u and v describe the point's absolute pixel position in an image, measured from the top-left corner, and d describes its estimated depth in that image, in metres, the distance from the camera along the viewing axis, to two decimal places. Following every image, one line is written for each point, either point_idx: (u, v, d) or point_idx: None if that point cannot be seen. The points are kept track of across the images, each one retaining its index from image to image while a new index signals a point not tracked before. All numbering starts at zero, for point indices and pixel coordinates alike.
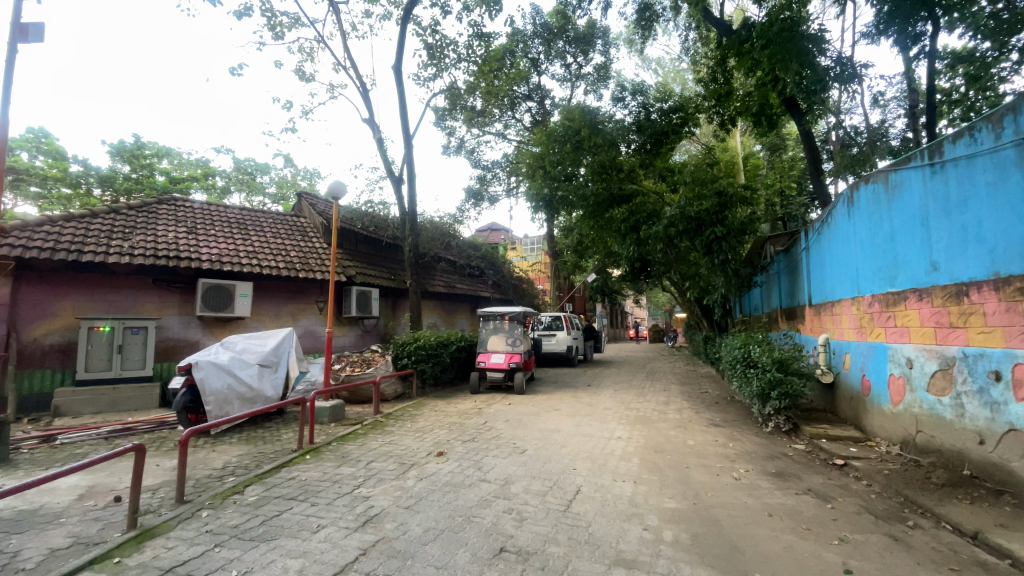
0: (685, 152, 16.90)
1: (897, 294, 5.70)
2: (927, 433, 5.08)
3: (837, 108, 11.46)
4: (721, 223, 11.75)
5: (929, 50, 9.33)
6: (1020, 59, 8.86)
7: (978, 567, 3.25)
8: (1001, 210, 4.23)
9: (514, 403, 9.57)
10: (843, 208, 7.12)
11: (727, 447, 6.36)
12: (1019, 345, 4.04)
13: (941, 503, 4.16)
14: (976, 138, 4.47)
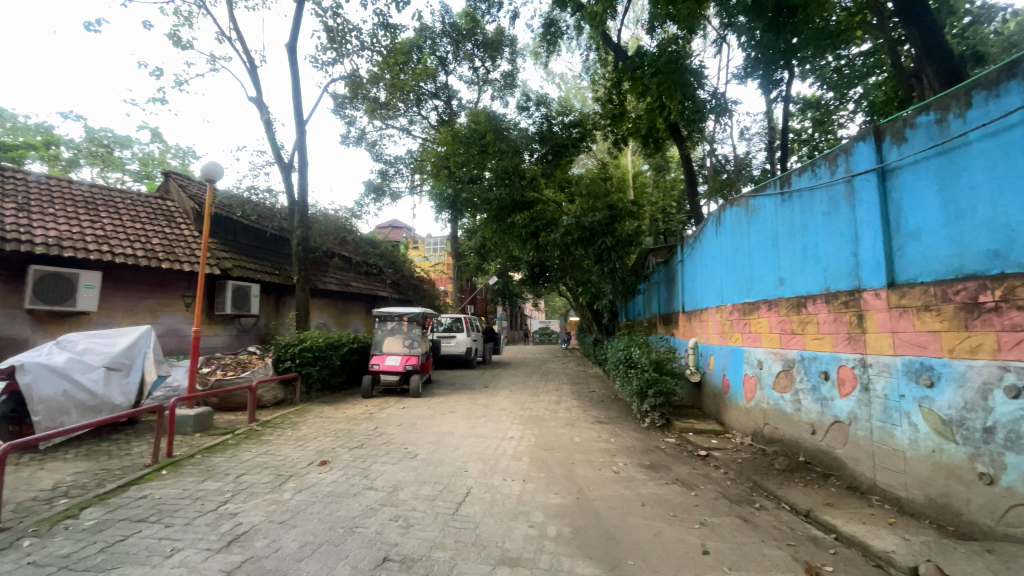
0: (582, 165, 17.84)
1: (751, 304, 6.53)
2: (772, 425, 5.88)
3: (713, 138, 12.87)
4: (611, 234, 12.61)
5: (785, 95, 10.87)
6: (854, 109, 10.72)
7: (809, 541, 3.79)
8: (833, 235, 4.99)
9: (408, 407, 9.31)
10: (712, 227, 7.99)
11: (609, 442, 6.79)
12: (843, 350, 4.80)
13: (782, 487, 4.81)
14: (817, 174, 5.24)
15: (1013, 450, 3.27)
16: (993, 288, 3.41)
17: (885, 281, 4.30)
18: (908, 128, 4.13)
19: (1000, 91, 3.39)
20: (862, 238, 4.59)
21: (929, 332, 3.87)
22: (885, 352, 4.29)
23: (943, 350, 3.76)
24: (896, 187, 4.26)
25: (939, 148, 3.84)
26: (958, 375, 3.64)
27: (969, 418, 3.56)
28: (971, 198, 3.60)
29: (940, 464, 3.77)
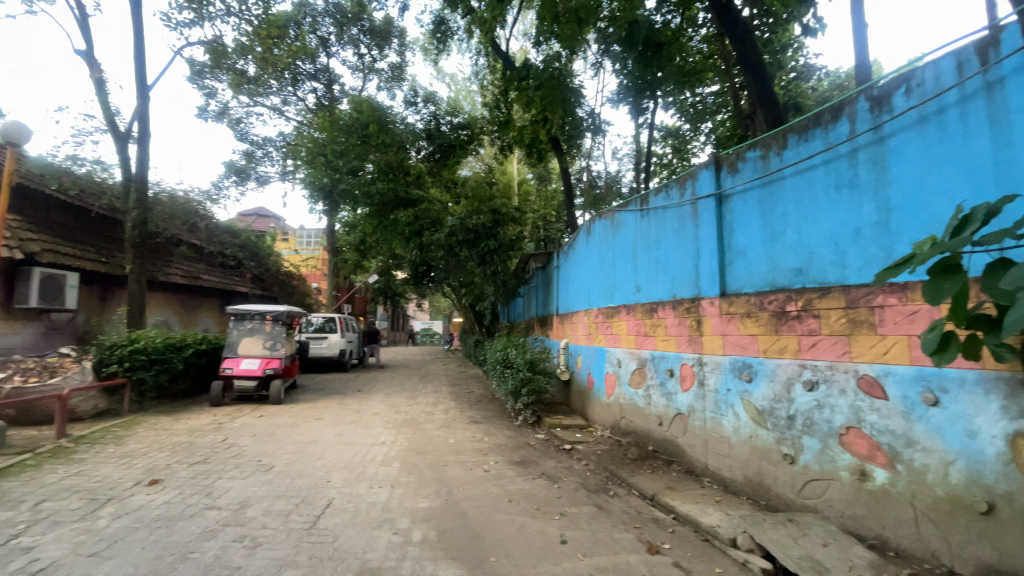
0: (469, 167, 17.96)
1: (613, 308, 7.11)
2: (627, 418, 6.48)
3: (590, 154, 13.83)
4: (493, 238, 12.87)
5: (650, 122, 12.07)
6: (704, 141, 12.28)
7: (653, 522, 4.22)
8: (679, 249, 5.65)
9: (267, 414, 8.49)
10: (584, 236, 8.56)
11: (482, 442, 6.89)
12: (685, 350, 5.44)
13: (633, 474, 5.30)
14: (670, 194, 5.89)
15: (807, 434, 3.98)
16: (795, 299, 4.13)
17: (719, 290, 4.97)
18: (740, 160, 4.83)
19: (807, 137, 4.12)
20: (702, 252, 5.26)
21: (749, 335, 4.57)
22: (717, 352, 4.96)
23: (759, 350, 4.46)
24: (729, 211, 4.95)
25: (762, 180, 4.56)
26: (770, 371, 4.34)
27: (777, 408, 4.25)
28: (782, 224, 4.33)
29: (755, 447, 4.45)
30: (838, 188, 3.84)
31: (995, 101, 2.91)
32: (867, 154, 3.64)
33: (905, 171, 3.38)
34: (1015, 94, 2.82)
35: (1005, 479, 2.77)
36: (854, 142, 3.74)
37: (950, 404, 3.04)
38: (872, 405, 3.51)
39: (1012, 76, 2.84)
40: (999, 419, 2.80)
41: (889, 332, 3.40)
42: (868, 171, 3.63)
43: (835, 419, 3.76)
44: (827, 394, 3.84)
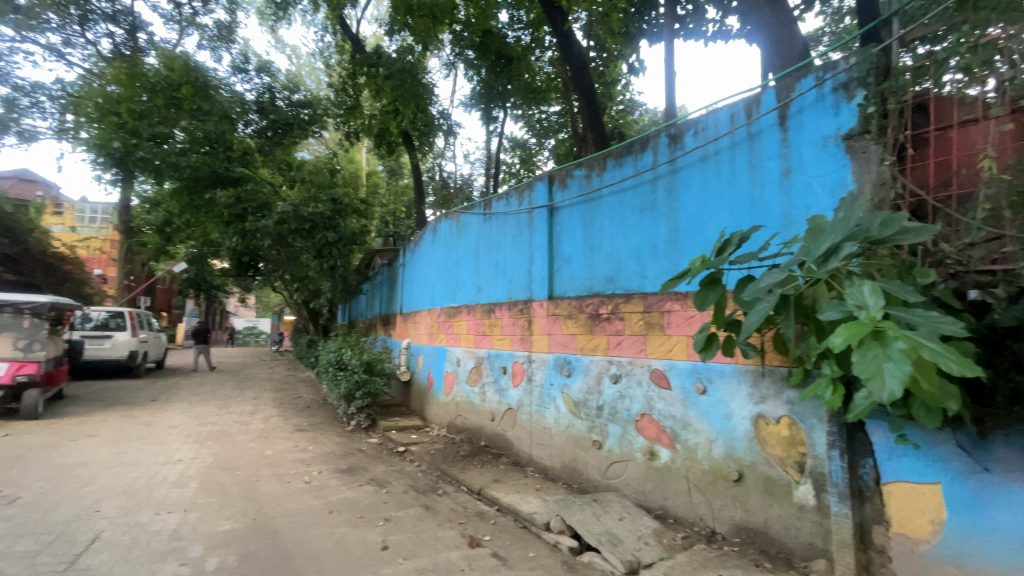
0: (310, 151, 16.54)
1: (454, 308, 7.19)
2: (462, 415, 6.62)
3: (442, 154, 13.79)
4: (333, 230, 11.98)
5: (500, 130, 12.54)
6: (548, 155, 13.18)
7: (477, 516, 4.35)
8: (515, 254, 5.97)
9: (13, 434, 6.62)
10: (429, 235, 8.51)
11: (306, 451, 6.35)
12: (517, 349, 5.75)
13: (463, 471, 5.41)
14: (509, 202, 6.18)
15: (613, 421, 4.51)
16: (607, 303, 4.65)
17: (547, 293, 5.36)
18: (569, 176, 5.29)
19: (622, 162, 4.68)
20: (535, 258, 5.62)
21: (570, 335, 5.01)
22: (544, 350, 5.34)
23: (577, 348, 4.92)
24: (559, 222, 5.38)
25: (586, 196, 5.06)
26: (586, 367, 4.81)
27: (589, 399, 4.74)
28: (600, 237, 4.84)
29: (572, 436, 4.90)
30: (643, 209, 4.44)
31: (755, 149, 3.65)
32: (665, 182, 4.27)
33: (690, 199, 4.06)
34: (768, 146, 3.57)
35: (749, 452, 3.46)
36: (656, 171, 4.36)
37: (715, 392, 3.71)
38: (660, 395, 4.12)
39: (766, 131, 3.59)
40: (746, 403, 3.48)
41: (675, 332, 4.02)
42: (665, 196, 4.27)
43: (633, 407, 4.33)
44: (627, 385, 4.40)
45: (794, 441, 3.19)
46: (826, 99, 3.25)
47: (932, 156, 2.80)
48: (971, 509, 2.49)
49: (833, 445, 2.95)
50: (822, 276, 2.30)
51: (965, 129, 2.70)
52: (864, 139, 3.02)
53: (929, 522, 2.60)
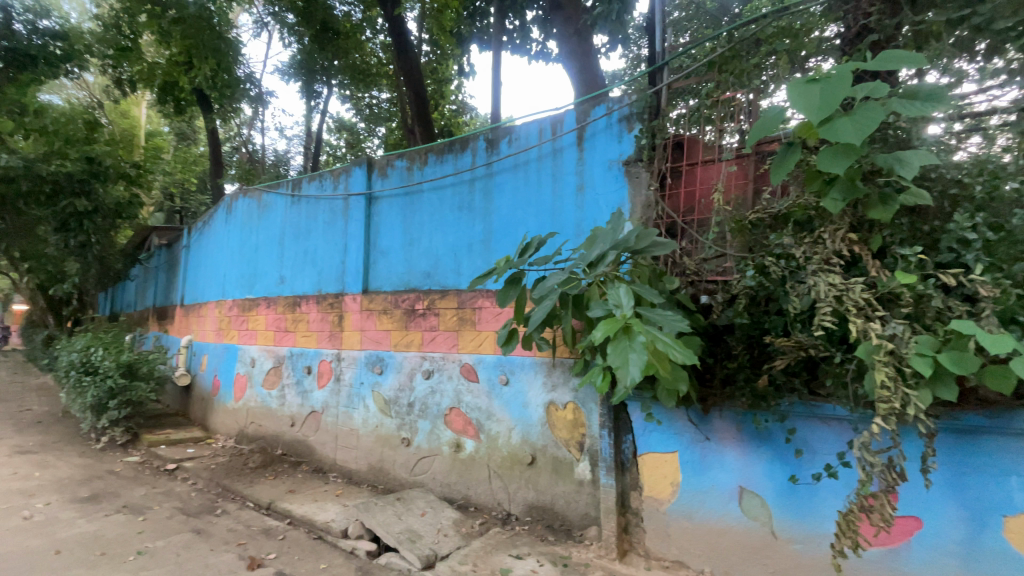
0: (59, 91, 12.88)
1: (251, 301, 6.34)
2: (256, 422, 5.91)
3: (252, 123, 12.10)
4: (86, 197, 9.50)
5: (323, 108, 11.54)
6: (377, 144, 12.59)
7: (262, 534, 3.90)
8: (327, 243, 5.52)
9: None
10: (223, 214, 7.33)
11: (27, 479, 4.91)
12: (325, 347, 5.33)
13: (250, 485, 4.80)
14: (322, 185, 5.69)
15: (422, 418, 4.49)
16: (422, 299, 4.60)
17: (361, 287, 5.08)
18: (389, 167, 5.10)
19: (443, 159, 4.69)
20: (349, 249, 5.28)
21: (384, 331, 4.84)
22: (354, 347, 5.06)
23: (391, 344, 4.78)
24: (377, 211, 5.14)
25: (406, 188, 4.93)
26: (398, 364, 4.70)
27: (400, 397, 4.65)
28: (418, 231, 4.77)
29: (379, 436, 4.75)
30: (461, 207, 4.52)
31: (557, 162, 4.00)
32: (482, 183, 4.41)
33: (504, 201, 4.26)
34: (567, 161, 3.95)
35: (541, 436, 3.79)
36: (474, 172, 4.47)
37: (516, 383, 3.95)
38: (468, 388, 4.23)
39: (567, 148, 3.96)
40: (541, 392, 3.80)
41: (484, 327, 4.15)
42: (481, 198, 4.40)
43: (442, 403, 4.38)
44: (438, 381, 4.42)
45: (577, 424, 3.59)
46: (613, 128, 3.74)
47: (682, 186, 3.43)
48: (697, 471, 3.06)
49: (604, 426, 3.39)
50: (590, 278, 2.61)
51: (706, 166, 3.36)
52: (638, 166, 3.57)
53: (670, 484, 3.16)
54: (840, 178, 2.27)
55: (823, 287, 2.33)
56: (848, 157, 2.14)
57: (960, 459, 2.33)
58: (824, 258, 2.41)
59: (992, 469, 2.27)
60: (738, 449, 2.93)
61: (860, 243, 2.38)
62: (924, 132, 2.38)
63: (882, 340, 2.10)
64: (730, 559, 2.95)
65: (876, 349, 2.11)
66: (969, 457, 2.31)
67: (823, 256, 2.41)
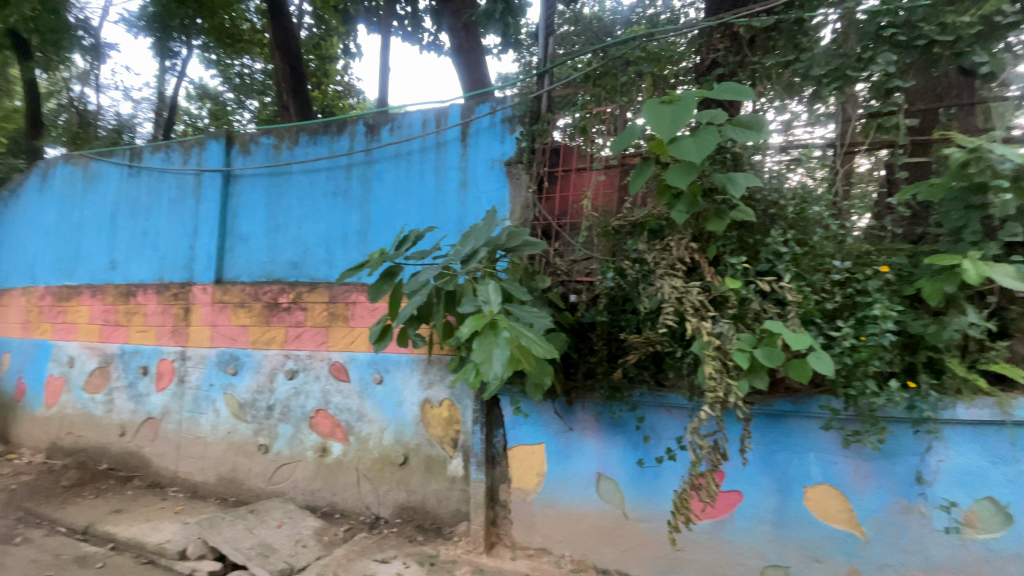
0: None
1: (71, 289, 5.34)
2: (74, 433, 5.03)
3: (84, 78, 10.19)
4: None
5: (181, 71, 10.12)
6: (248, 118, 11.40)
7: (74, 564, 3.34)
8: (174, 224, 4.83)
9: None
10: (34, 182, 6.06)
11: None
12: (166, 343, 4.67)
13: (61, 508, 4.09)
14: (169, 157, 4.96)
15: (283, 421, 4.15)
16: (287, 292, 4.23)
17: (214, 276, 4.53)
18: (253, 143, 4.60)
19: (316, 140, 4.36)
20: (201, 233, 4.67)
21: (240, 326, 4.37)
22: (203, 344, 4.51)
23: (249, 341, 4.33)
24: (237, 192, 4.62)
25: (272, 169, 4.49)
26: (256, 363, 4.28)
27: (258, 399, 4.24)
28: (285, 217, 4.39)
29: (232, 443, 4.30)
30: (334, 194, 4.24)
31: (440, 156, 3.92)
32: (358, 171, 4.18)
33: (381, 192, 4.09)
34: (450, 156, 3.89)
35: (414, 435, 3.70)
36: (351, 158, 4.22)
37: (390, 382, 3.80)
38: (337, 388, 3.98)
39: (451, 143, 3.90)
40: (416, 390, 3.70)
41: (357, 324, 3.94)
42: (358, 186, 4.17)
43: (307, 404, 4.07)
44: (303, 381, 4.10)
45: (452, 421, 3.57)
46: (496, 127, 3.76)
47: (558, 191, 3.58)
48: (562, 461, 3.22)
49: (476, 422, 3.40)
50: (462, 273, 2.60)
51: (580, 173, 3.54)
52: (518, 167, 3.64)
53: (536, 475, 3.28)
54: (685, 193, 2.54)
55: (667, 289, 2.58)
56: (690, 174, 2.40)
57: (771, 438, 2.74)
58: (670, 263, 2.67)
59: (793, 446, 2.70)
60: (597, 438, 3.13)
61: (700, 251, 2.67)
62: (756, 157, 2.79)
63: (711, 337, 2.39)
64: (588, 541, 3.15)
65: (706, 345, 2.39)
66: (780, 437, 2.72)
67: (669, 261, 2.67)
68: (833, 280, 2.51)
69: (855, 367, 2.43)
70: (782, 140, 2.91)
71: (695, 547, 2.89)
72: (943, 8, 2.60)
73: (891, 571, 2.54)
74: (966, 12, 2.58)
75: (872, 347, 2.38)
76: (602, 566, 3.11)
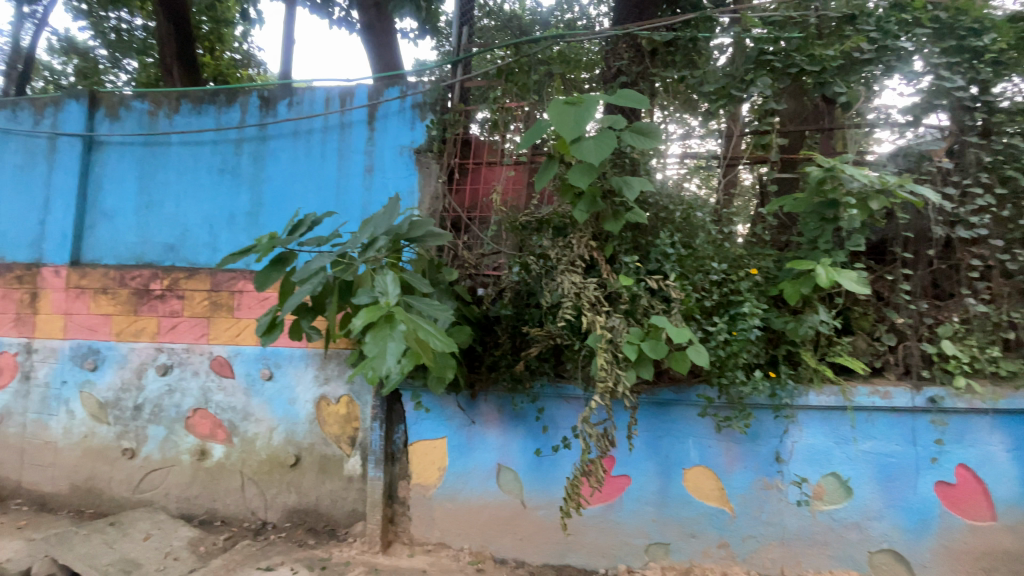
0: None
1: None
2: None
3: None
4: None
5: (38, 17, 8.59)
6: (126, 80, 9.98)
7: None
8: (18, 195, 4.12)
9: None
10: None
11: None
12: (7, 334, 3.99)
13: None
14: (14, 115, 4.21)
15: (154, 422, 3.71)
16: (162, 278, 3.78)
17: (69, 258, 3.92)
18: (123, 107, 4.04)
19: (201, 110, 3.92)
20: (52, 206, 4.02)
21: (103, 316, 3.83)
22: (54, 336, 3.89)
23: (112, 333, 3.81)
24: (101, 162, 4.03)
25: (146, 138, 3.98)
26: (121, 357, 3.78)
27: (123, 398, 3.75)
28: (162, 193, 3.91)
29: (90, 448, 3.78)
30: (222, 171, 3.85)
31: (343, 138, 3.71)
32: (250, 147, 3.83)
33: (277, 171, 3.78)
34: (355, 139, 3.69)
35: (308, 434, 3.49)
36: (242, 132, 3.86)
37: (281, 377, 3.54)
38: (219, 385, 3.64)
39: (356, 125, 3.70)
40: (311, 386, 3.48)
41: (244, 315, 3.62)
42: (249, 164, 3.82)
43: (184, 403, 3.68)
44: (179, 378, 3.69)
45: (350, 418, 3.41)
46: (405, 112, 3.62)
47: (468, 184, 3.55)
48: (462, 454, 3.20)
49: (375, 418, 3.26)
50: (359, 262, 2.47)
51: (490, 167, 3.53)
52: (428, 156, 3.54)
53: (437, 470, 3.24)
54: (585, 193, 2.63)
55: (567, 285, 2.66)
56: (589, 173, 2.49)
57: (657, 426, 2.93)
58: (570, 260, 2.75)
59: (675, 432, 2.91)
60: (498, 430, 3.16)
61: (598, 249, 2.79)
62: (656, 164, 2.99)
63: (603, 330, 2.50)
64: (486, 533, 3.17)
65: (599, 337, 2.50)
66: (666, 425, 2.92)
67: (569, 258, 2.75)
68: (712, 280, 2.75)
69: (727, 358, 2.68)
70: (679, 150, 3.12)
71: (587, 531, 3.02)
72: (813, 41, 2.93)
73: (753, 541, 2.84)
74: (831, 47, 2.93)
75: (741, 341, 2.65)
76: (500, 556, 3.15)
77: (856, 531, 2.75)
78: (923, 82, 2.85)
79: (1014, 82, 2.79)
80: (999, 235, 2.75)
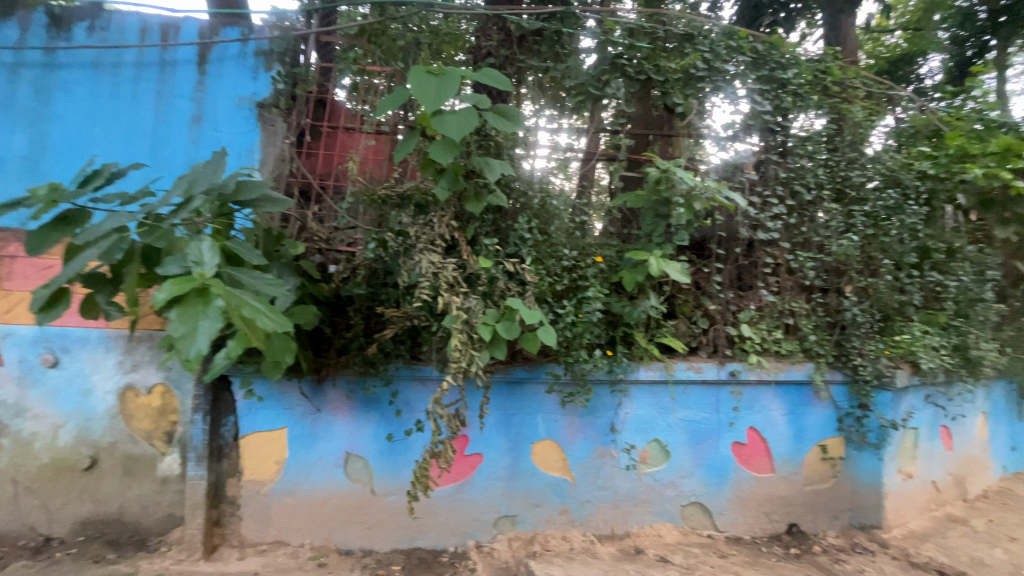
0: None
1: None
2: None
3: None
4: None
5: None
6: None
7: None
8: None
9: None
10: None
11: None
12: None
13: None
14: None
15: None
16: None
17: None
18: None
19: None
20: None
21: None
22: None
23: None
24: None
25: None
26: None
27: None
28: None
29: None
30: None
31: (164, 78, 3.11)
32: (32, 75, 3.04)
33: (69, 109, 3.04)
34: (180, 81, 3.12)
35: (107, 432, 2.91)
36: (21, 55, 3.06)
37: (70, 365, 2.89)
38: None
39: (181, 64, 3.12)
40: (113, 373, 2.90)
41: (16, 287, 2.88)
42: (30, 96, 3.04)
43: None
44: None
45: (165, 411, 2.92)
46: (246, 59, 3.15)
47: (322, 149, 3.24)
48: (304, 444, 2.95)
49: (197, 410, 2.83)
50: (170, 224, 2.08)
51: (348, 134, 3.26)
52: (272, 112, 3.14)
53: (274, 463, 2.94)
54: (447, 170, 2.56)
55: (424, 264, 2.57)
56: (451, 150, 2.42)
57: (508, 405, 3.02)
58: (430, 239, 2.65)
59: (527, 409, 3.03)
60: (347, 417, 2.97)
61: (459, 230, 2.75)
62: (524, 154, 3.05)
63: (459, 312, 2.48)
64: (330, 525, 2.99)
65: (455, 319, 2.48)
66: (518, 403, 3.02)
67: (429, 237, 2.66)
68: (563, 266, 2.92)
69: (573, 339, 2.86)
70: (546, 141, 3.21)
71: (438, 513, 3.02)
72: (659, 52, 3.24)
73: (590, 505, 3.11)
74: (673, 60, 3.26)
75: (585, 323, 2.85)
76: (345, 548, 2.99)
77: (673, 488, 3.17)
78: (741, 103, 3.31)
79: (806, 116, 3.38)
80: (787, 239, 3.34)
